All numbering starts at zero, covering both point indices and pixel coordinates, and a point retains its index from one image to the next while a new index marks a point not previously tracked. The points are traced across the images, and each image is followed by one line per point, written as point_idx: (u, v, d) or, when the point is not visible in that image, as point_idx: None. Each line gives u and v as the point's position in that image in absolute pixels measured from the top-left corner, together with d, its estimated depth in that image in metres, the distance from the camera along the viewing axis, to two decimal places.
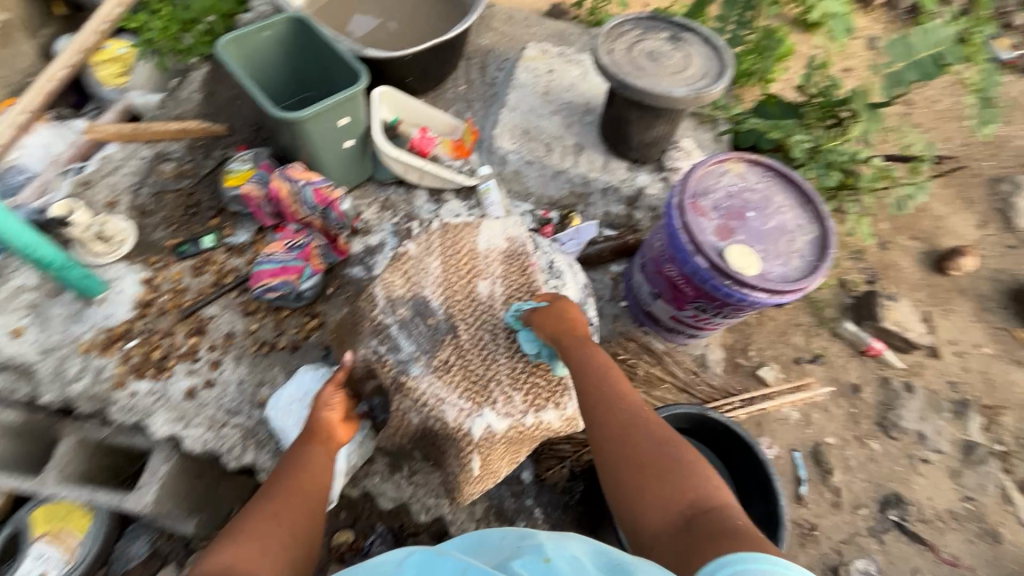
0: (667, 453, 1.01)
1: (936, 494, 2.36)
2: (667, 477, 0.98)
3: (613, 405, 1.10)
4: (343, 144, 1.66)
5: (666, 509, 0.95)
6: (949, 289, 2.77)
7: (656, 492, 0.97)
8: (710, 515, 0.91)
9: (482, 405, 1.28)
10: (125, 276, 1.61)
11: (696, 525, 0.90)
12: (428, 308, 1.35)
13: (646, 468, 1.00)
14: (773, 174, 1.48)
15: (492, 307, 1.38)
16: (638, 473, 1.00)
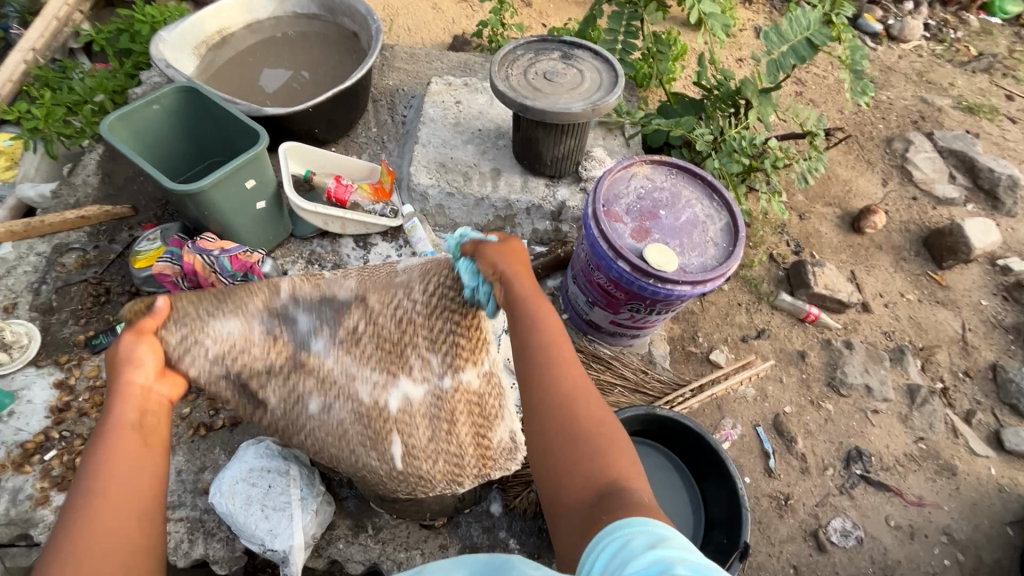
0: (597, 432, 0.90)
1: (891, 441, 2.48)
2: (595, 456, 0.88)
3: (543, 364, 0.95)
4: (254, 206, 1.62)
5: (581, 485, 0.87)
6: (867, 247, 2.96)
7: (575, 469, 0.88)
8: (619, 497, 0.83)
9: (399, 376, 1.12)
10: (35, 382, 1.49)
11: (607, 508, 0.82)
12: None
13: (574, 440, 0.90)
14: (677, 170, 1.55)
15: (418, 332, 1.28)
16: (563, 445, 0.89)
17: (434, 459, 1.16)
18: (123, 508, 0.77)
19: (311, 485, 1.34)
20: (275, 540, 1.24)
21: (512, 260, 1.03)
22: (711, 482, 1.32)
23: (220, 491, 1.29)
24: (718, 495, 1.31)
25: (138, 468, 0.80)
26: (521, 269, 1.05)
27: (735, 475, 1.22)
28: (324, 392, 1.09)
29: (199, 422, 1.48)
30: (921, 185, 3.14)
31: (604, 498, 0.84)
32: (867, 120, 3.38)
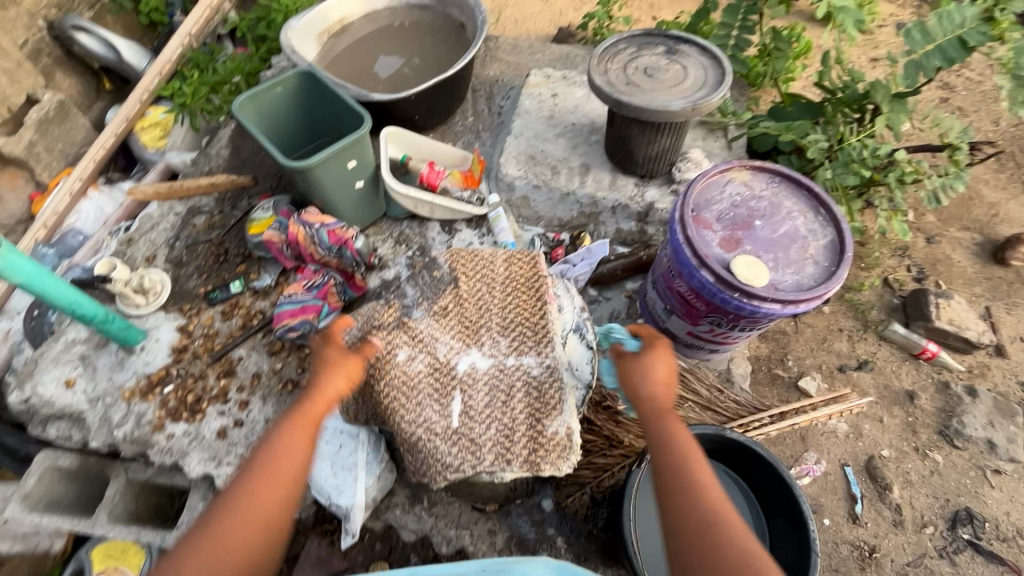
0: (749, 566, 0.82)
1: (1014, 508, 2.14)
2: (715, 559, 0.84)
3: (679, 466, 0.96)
4: (354, 185, 1.74)
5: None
6: (1011, 281, 2.56)
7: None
8: None
9: (470, 345, 1.19)
10: (162, 324, 1.73)
11: None
12: None
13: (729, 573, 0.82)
14: (781, 179, 1.43)
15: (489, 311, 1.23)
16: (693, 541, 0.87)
17: (487, 428, 1.13)
18: (259, 509, 0.90)
19: (377, 450, 1.41)
20: (340, 496, 1.36)
21: (659, 371, 1.07)
22: (780, 521, 1.23)
23: None
24: (785, 536, 1.22)
25: (287, 473, 0.94)
26: (666, 380, 1.07)
27: (808, 517, 1.12)
28: (403, 350, 1.16)
29: (288, 378, 1.63)
30: None
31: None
32: None
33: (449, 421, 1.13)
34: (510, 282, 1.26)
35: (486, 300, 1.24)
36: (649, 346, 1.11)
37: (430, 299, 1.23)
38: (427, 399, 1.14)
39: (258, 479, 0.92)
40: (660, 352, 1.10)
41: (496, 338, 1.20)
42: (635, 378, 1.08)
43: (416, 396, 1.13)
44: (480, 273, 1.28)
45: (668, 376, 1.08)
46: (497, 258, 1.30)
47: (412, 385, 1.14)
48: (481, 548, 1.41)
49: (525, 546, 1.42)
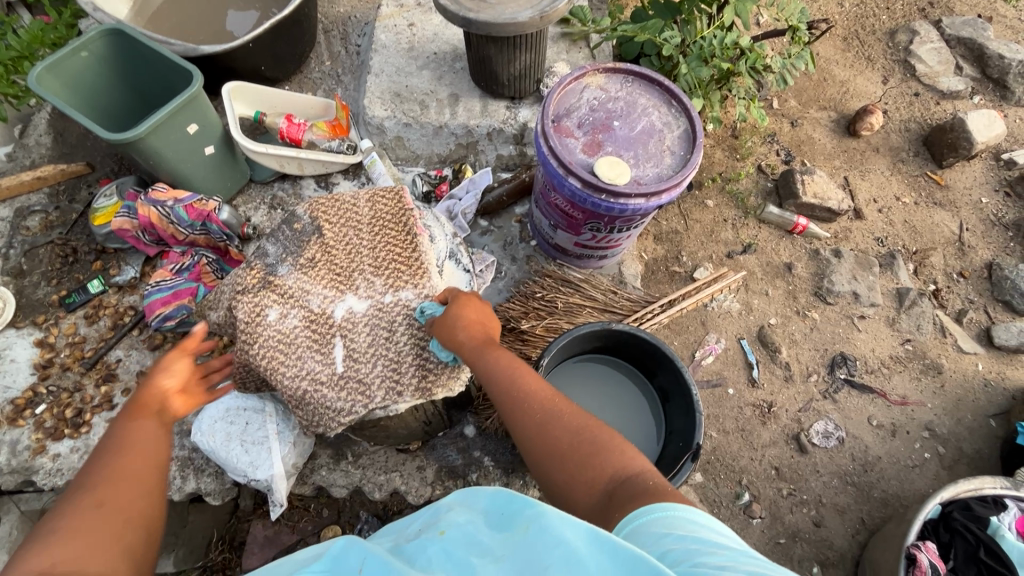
0: (589, 439, 0.90)
1: (877, 345, 2.50)
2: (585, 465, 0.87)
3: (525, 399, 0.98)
4: (202, 151, 1.58)
5: (590, 486, 0.85)
6: (862, 150, 2.84)
7: (579, 474, 0.87)
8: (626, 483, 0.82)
9: (345, 291, 1.18)
10: (16, 343, 1.54)
11: (615, 502, 0.80)
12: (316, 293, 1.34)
13: (578, 454, 0.89)
14: (634, 78, 1.46)
15: (362, 258, 1.21)
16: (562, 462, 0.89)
17: (373, 366, 1.16)
18: (121, 489, 0.85)
19: (287, 418, 1.38)
20: (256, 471, 1.33)
21: (469, 314, 1.11)
22: (672, 392, 1.34)
23: (201, 430, 1.36)
24: (678, 404, 1.34)
25: (151, 448, 0.93)
26: (479, 318, 1.12)
27: (690, 382, 1.23)
28: (274, 309, 1.13)
29: None
30: (923, 79, 2.97)
31: (613, 494, 0.81)
32: (868, 11, 3.13)
33: (333, 368, 1.14)
34: (376, 220, 1.24)
35: (356, 244, 1.22)
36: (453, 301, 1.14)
37: (295, 254, 1.19)
38: (307, 352, 1.14)
39: (114, 455, 0.90)
40: (467, 304, 1.13)
41: (374, 280, 1.20)
42: (452, 328, 1.10)
43: (298, 355, 1.13)
44: (343, 217, 1.23)
45: (478, 318, 1.12)
46: (360, 199, 1.26)
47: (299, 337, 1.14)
48: (413, 486, 1.45)
49: (455, 473, 1.47)
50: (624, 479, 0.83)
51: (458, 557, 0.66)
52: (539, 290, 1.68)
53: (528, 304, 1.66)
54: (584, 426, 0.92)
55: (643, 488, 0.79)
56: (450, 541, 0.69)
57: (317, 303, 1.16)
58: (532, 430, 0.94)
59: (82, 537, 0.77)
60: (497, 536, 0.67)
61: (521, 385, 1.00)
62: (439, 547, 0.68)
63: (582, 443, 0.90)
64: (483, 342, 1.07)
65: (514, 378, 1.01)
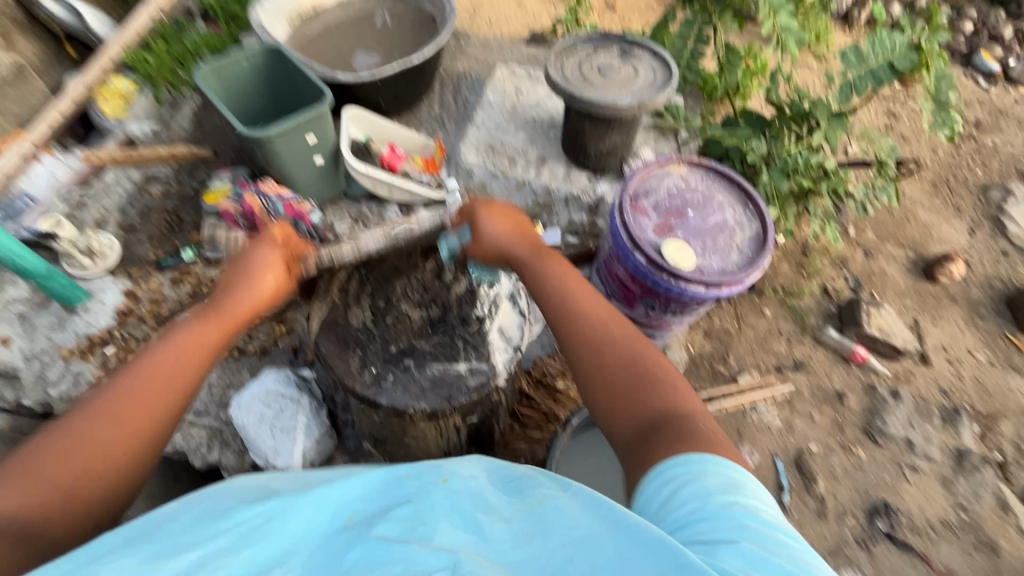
0: (636, 375, 0.97)
1: (926, 503, 2.30)
2: (632, 397, 0.95)
3: (577, 329, 1.05)
4: (314, 160, 1.77)
5: (641, 407, 0.94)
6: (938, 295, 2.75)
7: (623, 404, 0.95)
8: (677, 423, 0.90)
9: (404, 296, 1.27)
10: (108, 288, 1.71)
11: (661, 434, 0.88)
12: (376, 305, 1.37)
13: (630, 379, 0.97)
14: (715, 175, 1.54)
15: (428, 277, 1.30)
16: (614, 391, 0.97)
17: (427, 369, 1.17)
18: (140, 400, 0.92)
19: (318, 414, 1.44)
20: (277, 457, 1.38)
21: (499, 223, 1.19)
22: None
23: (239, 405, 1.43)
24: None
25: (182, 360, 0.99)
26: (514, 225, 1.21)
27: None
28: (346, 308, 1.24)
29: (234, 345, 1.64)
30: (1014, 239, 2.89)
31: (655, 430, 0.89)
32: (963, 163, 3.13)
33: (386, 362, 1.18)
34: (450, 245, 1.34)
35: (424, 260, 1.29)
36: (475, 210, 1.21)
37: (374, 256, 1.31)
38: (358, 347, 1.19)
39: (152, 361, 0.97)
40: (495, 213, 1.21)
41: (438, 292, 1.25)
42: (490, 235, 1.19)
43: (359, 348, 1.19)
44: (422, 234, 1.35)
45: (513, 223, 1.21)
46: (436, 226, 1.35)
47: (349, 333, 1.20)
48: None
49: None
50: (675, 416, 0.91)
51: (461, 502, 0.76)
52: None
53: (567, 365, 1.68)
54: (625, 346, 1.02)
55: (705, 437, 0.87)
56: (453, 490, 0.78)
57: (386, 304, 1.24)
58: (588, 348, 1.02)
59: (87, 451, 0.87)
60: (506, 501, 0.76)
61: (575, 322, 1.06)
62: (444, 494, 0.77)
63: (627, 376, 0.97)
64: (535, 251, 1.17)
65: (563, 300, 1.09)
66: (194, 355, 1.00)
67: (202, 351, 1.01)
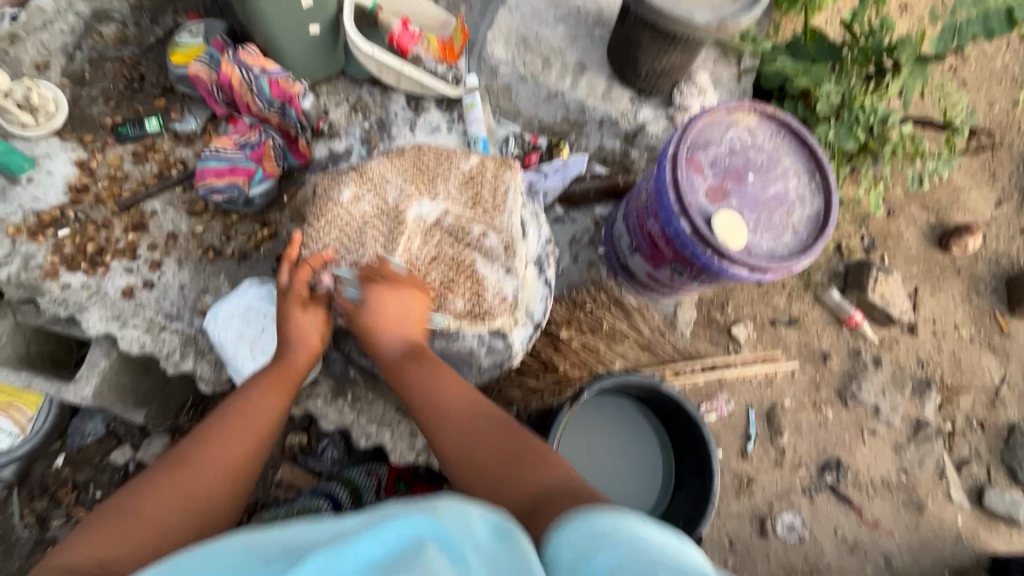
0: (511, 456, 0.88)
1: (874, 463, 2.46)
2: (515, 481, 0.84)
3: (456, 425, 0.95)
4: (309, 29, 1.43)
5: (515, 496, 0.81)
6: (945, 267, 2.67)
7: (509, 489, 0.83)
8: (556, 497, 0.77)
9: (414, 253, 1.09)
10: (56, 155, 1.44)
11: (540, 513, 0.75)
12: None
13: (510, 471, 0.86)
14: (787, 132, 1.30)
15: (437, 230, 1.10)
16: (497, 477, 0.86)
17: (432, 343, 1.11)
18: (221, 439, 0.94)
19: None
20: None
21: (400, 310, 1.02)
22: (687, 466, 1.28)
23: (215, 319, 1.31)
24: (691, 484, 1.26)
25: (253, 423, 0.98)
26: (395, 318, 1.02)
27: (716, 471, 1.17)
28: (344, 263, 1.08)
29: (209, 245, 1.45)
30: None
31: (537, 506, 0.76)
32: (1017, 123, 2.84)
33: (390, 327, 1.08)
34: (470, 185, 1.13)
35: (437, 197, 1.12)
36: (380, 284, 1.02)
37: (379, 190, 1.11)
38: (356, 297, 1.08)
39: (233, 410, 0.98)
40: (395, 297, 1.02)
41: (448, 242, 1.10)
42: (376, 322, 1.02)
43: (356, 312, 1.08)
44: (439, 171, 1.14)
45: (403, 312, 1.02)
46: (452, 157, 1.15)
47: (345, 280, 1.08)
48: (400, 447, 1.42)
49: None
50: (563, 487, 0.80)
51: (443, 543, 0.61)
52: (590, 304, 1.59)
53: (573, 313, 1.58)
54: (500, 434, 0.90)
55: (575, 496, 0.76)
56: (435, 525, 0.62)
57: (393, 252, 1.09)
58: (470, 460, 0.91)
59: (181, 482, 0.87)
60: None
61: (454, 422, 0.95)
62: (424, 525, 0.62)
63: (500, 470, 0.86)
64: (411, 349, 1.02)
65: (437, 408, 0.97)
66: (264, 409, 1.00)
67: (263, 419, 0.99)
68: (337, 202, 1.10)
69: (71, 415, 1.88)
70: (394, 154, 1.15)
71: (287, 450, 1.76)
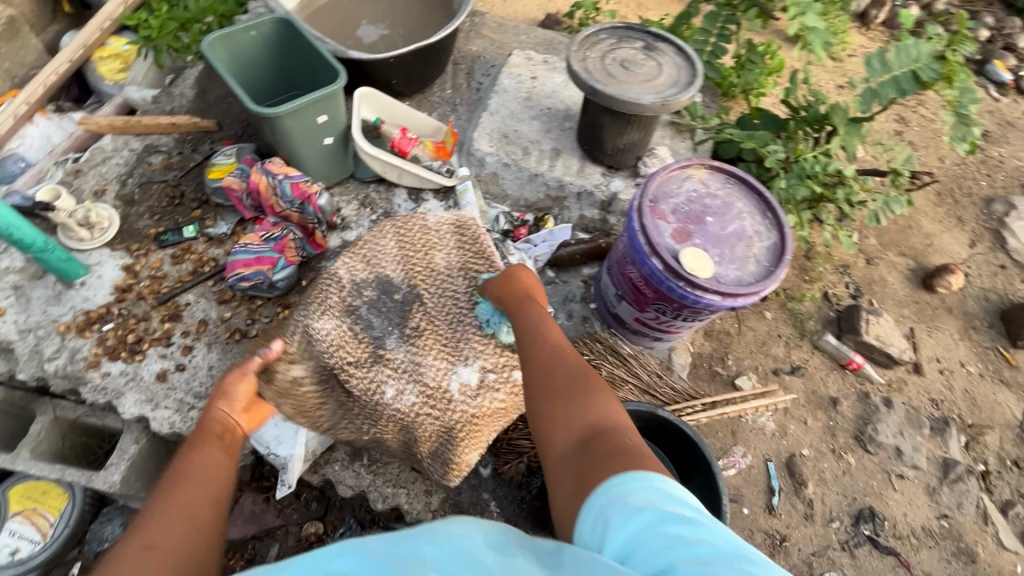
0: (582, 387, 0.97)
1: (911, 510, 2.04)
2: (574, 410, 0.93)
3: (535, 348, 1.08)
4: (323, 141, 1.71)
5: (566, 429, 0.91)
6: (935, 307, 2.45)
7: (562, 415, 0.93)
8: (603, 436, 0.86)
9: (435, 325, 1.37)
10: (106, 262, 1.66)
11: (587, 448, 0.85)
12: (391, 285, 1.39)
13: (561, 392, 0.97)
14: (735, 181, 1.51)
15: (451, 278, 1.42)
16: (552, 402, 0.96)
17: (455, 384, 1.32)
18: (197, 491, 0.92)
19: None
20: (280, 446, 1.37)
21: (524, 280, 1.27)
22: (703, 501, 1.39)
23: None
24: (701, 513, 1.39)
25: (209, 482, 0.95)
26: (524, 283, 1.28)
27: (722, 492, 1.30)
28: (390, 385, 1.30)
29: (236, 328, 1.60)
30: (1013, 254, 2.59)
31: (583, 444, 0.86)
32: (968, 172, 2.82)
33: (431, 382, 1.31)
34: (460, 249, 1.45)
35: (437, 266, 1.44)
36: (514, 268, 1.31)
37: (381, 268, 1.41)
38: (378, 364, 1.32)
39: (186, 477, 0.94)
40: (524, 276, 1.29)
41: (458, 300, 1.40)
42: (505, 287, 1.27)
43: (405, 359, 1.33)
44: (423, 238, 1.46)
45: (533, 289, 1.28)
46: (435, 232, 1.47)
47: (369, 346, 1.32)
48: (416, 508, 1.44)
49: (459, 508, 1.46)
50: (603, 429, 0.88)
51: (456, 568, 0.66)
52: (588, 353, 1.70)
53: None
54: (582, 376, 1.00)
55: (625, 451, 0.81)
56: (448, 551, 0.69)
57: (410, 323, 1.36)
58: (528, 377, 1.04)
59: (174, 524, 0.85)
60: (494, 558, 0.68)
61: (543, 355, 1.07)
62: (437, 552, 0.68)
63: (562, 392, 0.97)
64: (525, 297, 1.24)
65: (535, 337, 1.11)
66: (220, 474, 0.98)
67: (223, 474, 0.99)
68: (344, 277, 1.38)
69: (92, 517, 1.91)
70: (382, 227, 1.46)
71: (303, 541, 1.71)
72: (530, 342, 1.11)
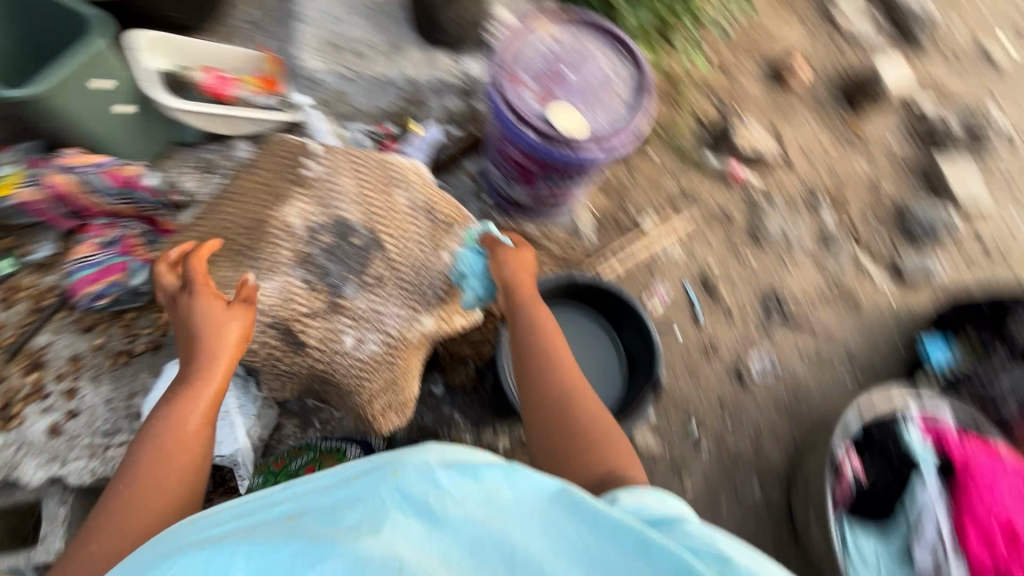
0: (595, 429, 1.03)
1: (802, 282, 2.34)
2: (589, 451, 1.00)
3: (548, 375, 1.10)
4: (120, 111, 1.44)
5: (581, 472, 0.98)
6: (790, 98, 2.57)
7: (577, 457, 1.00)
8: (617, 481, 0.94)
9: (393, 265, 1.30)
10: None
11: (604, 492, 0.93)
12: (348, 227, 1.27)
13: (573, 432, 1.03)
14: (581, 25, 1.44)
15: (411, 216, 1.33)
16: (565, 440, 1.02)
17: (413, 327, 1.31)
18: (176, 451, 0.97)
19: (248, 390, 1.35)
20: (220, 446, 1.28)
21: (522, 266, 1.24)
22: (637, 340, 1.51)
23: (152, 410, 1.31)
24: (638, 350, 1.52)
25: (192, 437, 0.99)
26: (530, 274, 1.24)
27: (649, 324, 1.41)
28: (350, 334, 1.27)
29: (117, 350, 1.43)
30: (845, 23, 2.66)
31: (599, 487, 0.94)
32: None
33: (389, 332, 1.30)
34: (410, 185, 1.34)
35: (399, 205, 1.33)
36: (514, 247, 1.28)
37: (335, 205, 1.27)
38: (336, 314, 1.25)
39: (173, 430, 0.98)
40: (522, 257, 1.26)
41: (421, 241, 1.33)
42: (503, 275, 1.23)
43: (366, 308, 1.27)
44: (379, 171, 1.33)
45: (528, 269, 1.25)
46: (402, 169, 1.35)
47: (326, 296, 1.24)
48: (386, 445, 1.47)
49: (426, 430, 1.50)
50: (617, 473, 0.96)
51: (415, 500, 0.70)
52: None
53: None
54: (596, 417, 1.05)
55: None
56: (407, 480, 0.72)
57: (371, 271, 1.28)
58: (541, 405, 1.08)
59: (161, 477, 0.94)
60: (458, 483, 0.73)
61: (556, 382, 1.09)
62: (395, 487, 0.71)
63: (574, 434, 1.03)
64: (532, 299, 1.20)
65: (546, 356, 1.12)
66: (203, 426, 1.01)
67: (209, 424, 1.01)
68: (297, 219, 1.25)
69: None
70: (332, 154, 1.31)
71: None
72: (539, 360, 1.12)
